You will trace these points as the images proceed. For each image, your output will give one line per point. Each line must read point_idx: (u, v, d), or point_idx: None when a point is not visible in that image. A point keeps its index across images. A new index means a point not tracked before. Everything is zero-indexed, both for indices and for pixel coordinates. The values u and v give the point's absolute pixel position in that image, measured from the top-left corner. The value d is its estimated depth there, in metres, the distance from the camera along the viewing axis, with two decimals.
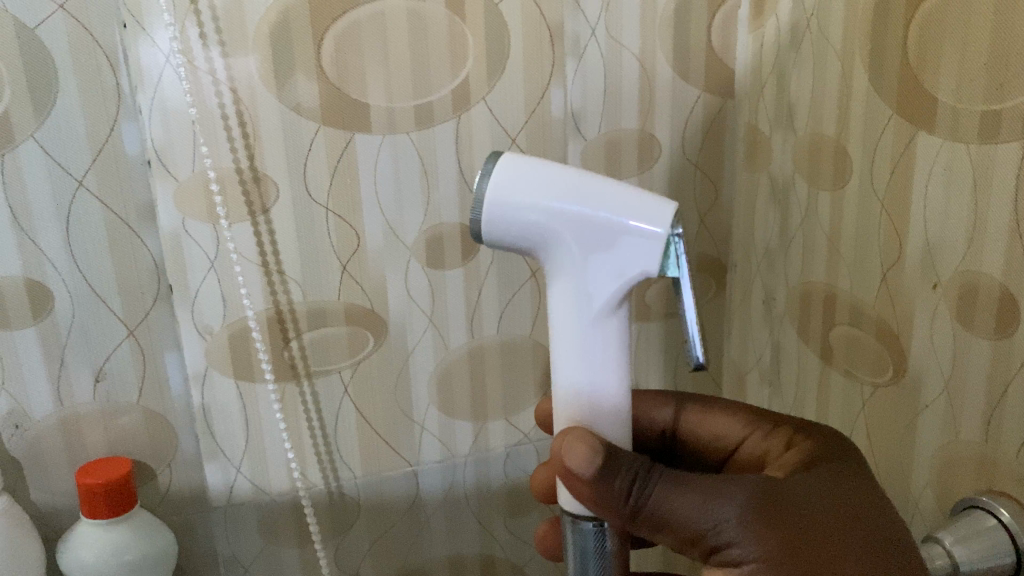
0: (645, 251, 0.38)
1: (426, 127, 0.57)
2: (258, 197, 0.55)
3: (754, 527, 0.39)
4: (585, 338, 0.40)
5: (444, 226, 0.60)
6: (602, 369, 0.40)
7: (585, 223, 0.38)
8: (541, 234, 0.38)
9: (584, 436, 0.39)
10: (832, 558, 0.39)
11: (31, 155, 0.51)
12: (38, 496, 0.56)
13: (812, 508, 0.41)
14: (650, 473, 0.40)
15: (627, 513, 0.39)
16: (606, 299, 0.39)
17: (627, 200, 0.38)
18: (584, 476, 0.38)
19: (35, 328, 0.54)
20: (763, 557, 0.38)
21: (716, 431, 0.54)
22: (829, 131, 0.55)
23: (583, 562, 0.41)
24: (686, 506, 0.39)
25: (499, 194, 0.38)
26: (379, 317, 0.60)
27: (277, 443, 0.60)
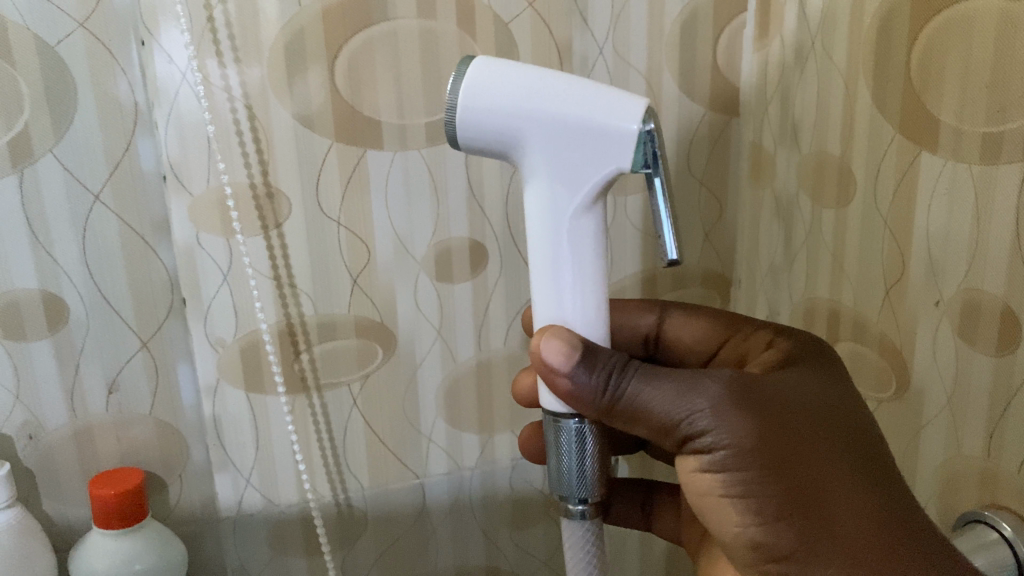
0: (618, 147, 0.37)
1: (437, 143, 0.58)
2: (271, 211, 0.56)
3: (732, 420, 0.39)
4: (559, 241, 0.39)
5: (453, 240, 0.61)
6: (578, 271, 0.39)
7: (556, 119, 0.37)
8: (515, 134, 0.38)
9: (561, 336, 0.39)
10: (806, 456, 0.39)
11: (49, 169, 0.52)
12: (50, 505, 0.57)
13: (788, 405, 0.41)
14: (627, 368, 0.40)
15: (602, 404, 0.40)
16: (580, 199, 0.38)
17: (599, 97, 0.37)
18: (563, 372, 0.39)
19: (50, 339, 0.54)
20: (736, 444, 0.39)
21: (698, 336, 0.53)
22: (833, 149, 0.56)
23: (564, 461, 0.41)
24: (660, 397, 0.39)
25: (471, 94, 0.37)
26: (388, 329, 0.61)
27: (287, 454, 0.61)
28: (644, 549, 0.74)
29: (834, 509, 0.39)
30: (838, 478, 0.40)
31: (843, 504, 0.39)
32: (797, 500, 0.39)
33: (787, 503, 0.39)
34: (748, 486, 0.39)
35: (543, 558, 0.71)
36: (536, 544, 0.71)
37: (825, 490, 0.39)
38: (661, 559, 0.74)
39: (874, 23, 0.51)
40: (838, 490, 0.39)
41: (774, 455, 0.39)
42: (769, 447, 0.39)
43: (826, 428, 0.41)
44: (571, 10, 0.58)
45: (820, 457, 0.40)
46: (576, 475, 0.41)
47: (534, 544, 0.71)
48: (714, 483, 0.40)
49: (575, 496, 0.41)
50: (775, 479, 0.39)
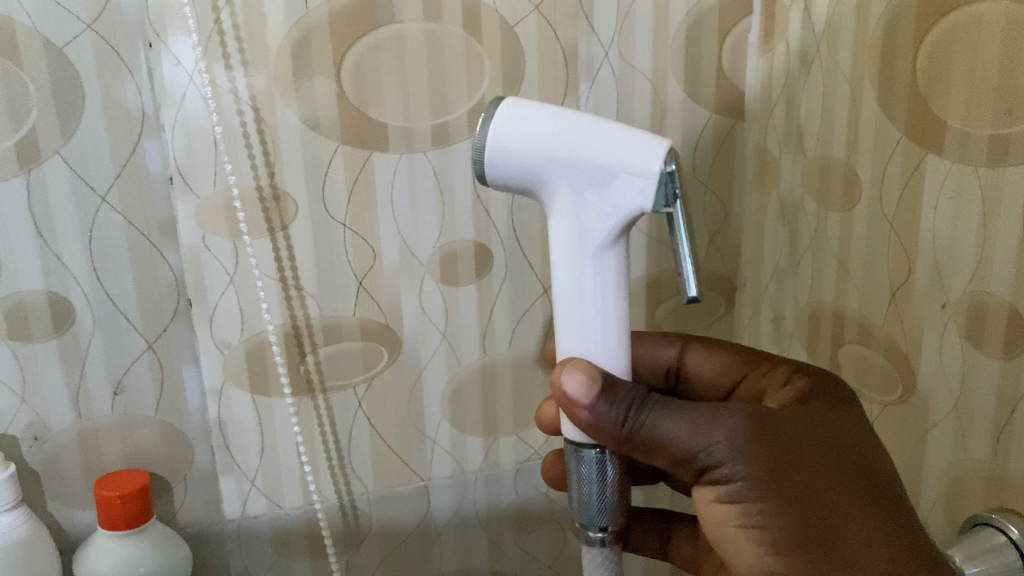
0: (640, 186, 0.38)
1: (443, 147, 0.58)
2: (277, 214, 0.56)
3: (747, 453, 0.40)
4: (583, 276, 0.40)
5: (458, 243, 0.61)
6: (600, 306, 0.40)
7: (582, 159, 0.38)
8: (541, 172, 0.39)
9: (582, 368, 0.40)
10: (820, 490, 0.40)
11: (56, 171, 0.52)
12: (55, 507, 0.57)
13: (802, 439, 0.42)
14: (647, 400, 0.41)
15: (621, 436, 0.41)
16: (603, 236, 0.39)
17: (623, 137, 0.38)
18: (583, 404, 0.39)
19: (56, 340, 0.54)
20: (750, 476, 0.40)
21: (716, 372, 0.54)
22: (839, 154, 0.56)
23: (585, 489, 0.42)
24: (679, 429, 0.40)
25: (499, 134, 0.38)
26: (393, 333, 0.61)
27: (291, 457, 0.61)
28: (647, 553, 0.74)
29: (847, 538, 0.40)
30: (851, 510, 0.40)
31: (853, 534, 0.40)
32: (809, 530, 0.39)
33: (801, 534, 0.39)
34: (763, 518, 0.40)
35: (546, 561, 0.71)
36: (539, 549, 0.71)
37: (838, 521, 0.40)
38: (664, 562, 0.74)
39: (880, 27, 0.51)
40: (851, 520, 0.40)
41: (787, 487, 0.40)
42: (783, 480, 0.40)
43: (840, 460, 0.42)
44: (577, 13, 0.58)
45: (833, 492, 0.40)
46: (596, 504, 0.42)
47: (538, 548, 0.71)
48: (729, 514, 0.41)
49: (596, 523, 0.42)
50: (788, 512, 0.40)
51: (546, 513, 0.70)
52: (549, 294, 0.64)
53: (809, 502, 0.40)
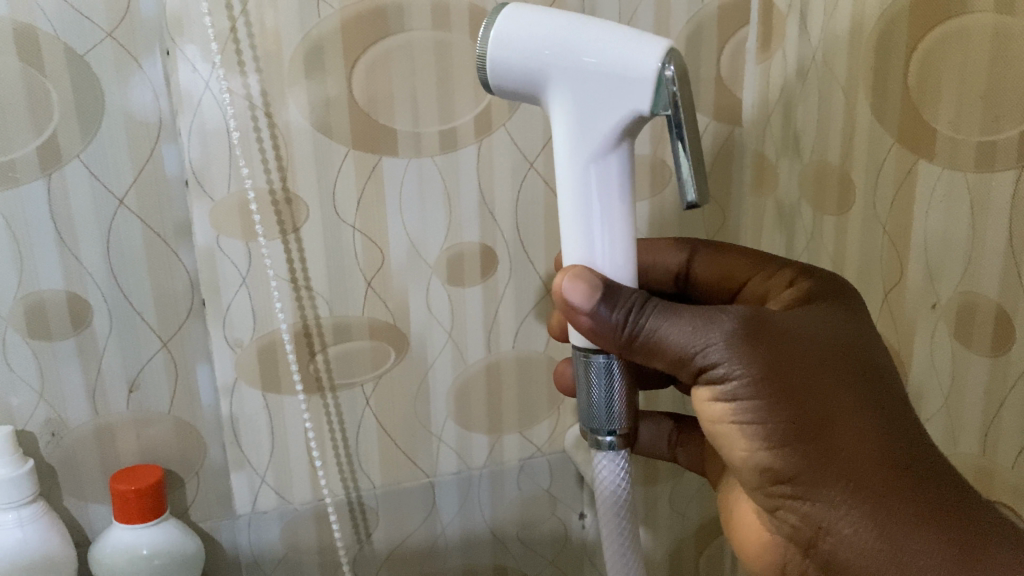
0: (636, 89, 0.37)
1: (451, 151, 0.60)
2: (289, 216, 0.58)
3: (743, 353, 0.40)
4: (585, 183, 0.40)
5: (464, 245, 0.63)
6: (599, 210, 0.40)
7: (580, 64, 0.38)
8: (542, 78, 0.39)
9: (585, 271, 0.40)
10: (818, 388, 0.41)
11: (76, 174, 0.53)
12: (71, 501, 0.58)
13: (798, 339, 0.42)
14: (646, 305, 0.41)
15: (623, 340, 0.41)
16: (602, 142, 0.39)
17: (619, 39, 0.38)
18: (584, 310, 0.40)
19: (74, 339, 0.56)
20: (747, 375, 0.40)
21: (723, 275, 0.54)
22: (834, 158, 0.58)
23: (593, 396, 0.43)
24: (678, 332, 0.40)
25: (500, 41, 0.39)
26: (401, 331, 0.63)
27: (301, 452, 0.63)
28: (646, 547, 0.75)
29: (841, 438, 0.40)
30: (846, 411, 0.41)
31: (848, 431, 0.40)
32: (804, 430, 0.40)
33: (798, 430, 0.40)
34: (758, 418, 0.40)
35: (548, 557, 0.73)
36: (542, 543, 0.72)
37: (832, 421, 0.40)
38: (664, 557, 0.76)
39: (873, 37, 0.53)
40: (845, 418, 0.41)
41: (783, 387, 0.40)
42: (779, 381, 0.40)
43: (838, 362, 0.42)
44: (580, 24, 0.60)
45: (830, 390, 0.41)
46: (604, 407, 0.43)
47: (540, 542, 0.72)
48: (727, 412, 0.41)
49: (604, 427, 0.43)
50: (786, 410, 0.40)
51: (548, 508, 0.72)
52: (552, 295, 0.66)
53: (804, 404, 0.40)
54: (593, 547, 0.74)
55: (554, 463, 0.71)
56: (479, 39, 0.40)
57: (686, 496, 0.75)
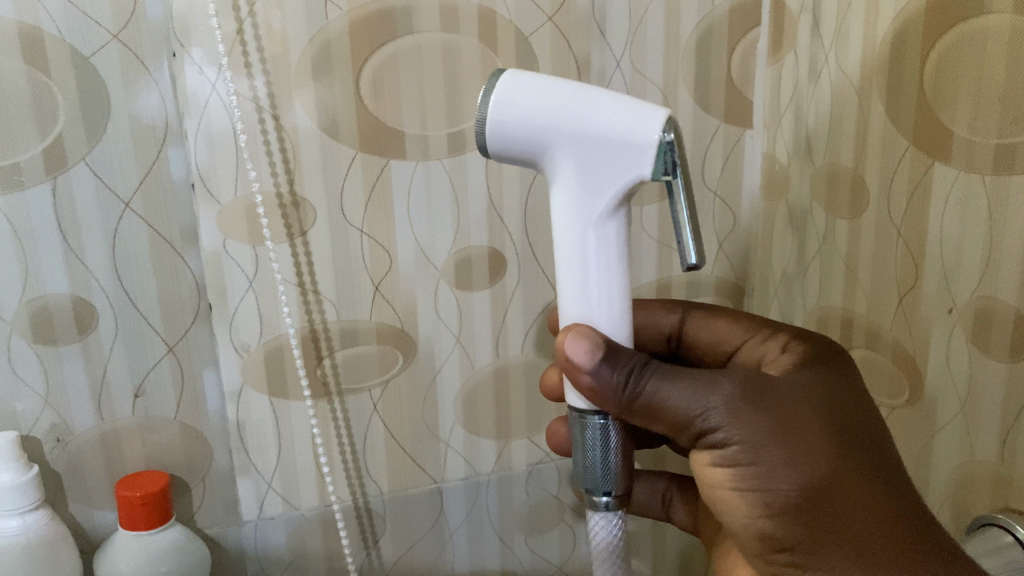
0: (640, 157, 0.37)
1: (458, 154, 0.59)
2: (297, 220, 0.57)
3: (742, 419, 0.40)
4: (585, 248, 0.40)
5: (472, 248, 0.62)
6: (601, 275, 0.40)
7: (583, 131, 0.38)
8: (543, 145, 0.39)
9: (585, 334, 0.40)
10: (819, 455, 0.40)
11: (82, 177, 0.53)
12: (77, 508, 0.58)
13: (799, 404, 0.42)
14: (646, 367, 0.40)
15: (622, 402, 0.40)
16: (602, 206, 0.39)
17: (622, 108, 0.38)
18: (586, 369, 0.39)
19: (79, 343, 0.55)
20: (746, 440, 0.40)
21: (719, 339, 0.53)
22: (847, 162, 0.57)
23: (589, 456, 0.42)
24: (678, 394, 0.40)
25: (501, 106, 0.38)
26: (408, 336, 0.62)
27: (307, 458, 0.62)
28: (655, 553, 0.75)
29: (841, 506, 0.40)
30: (847, 481, 0.41)
31: (849, 499, 0.40)
32: (804, 497, 0.40)
33: (798, 498, 0.40)
34: (759, 484, 0.40)
35: (556, 563, 0.72)
36: (550, 550, 0.72)
37: (834, 490, 0.40)
38: (672, 564, 0.76)
39: (887, 37, 0.52)
40: (847, 488, 0.40)
41: (785, 453, 0.40)
42: (781, 448, 0.40)
43: (837, 427, 0.42)
44: (590, 24, 0.60)
45: (830, 456, 0.41)
46: (601, 467, 0.42)
47: (549, 549, 0.72)
48: (727, 476, 0.41)
49: (600, 488, 0.42)
50: (786, 477, 0.40)
51: (556, 514, 0.71)
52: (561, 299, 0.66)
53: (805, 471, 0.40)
54: None
55: (563, 469, 0.70)
56: (478, 106, 0.38)
57: None
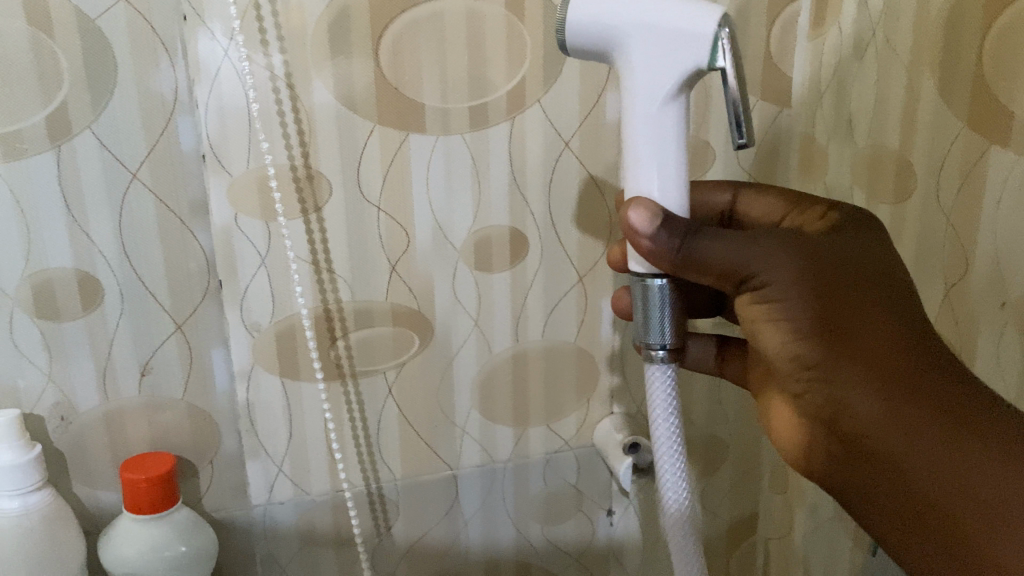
0: (697, 45, 0.37)
1: (481, 129, 0.57)
2: (311, 195, 0.55)
3: (779, 259, 0.41)
4: (644, 132, 0.40)
5: (493, 228, 0.59)
6: (659, 158, 0.40)
7: (647, 24, 0.38)
8: (611, 37, 0.40)
9: (645, 202, 0.40)
10: (846, 289, 0.41)
11: (87, 145, 0.50)
12: (80, 489, 0.56)
13: (833, 250, 0.42)
14: (699, 229, 0.41)
15: (677, 261, 0.40)
16: (661, 95, 0.39)
17: (683, 4, 0.38)
18: (645, 234, 0.40)
19: (83, 319, 0.53)
20: (779, 279, 0.41)
21: (767, 215, 0.51)
22: (892, 144, 0.54)
23: (650, 315, 0.42)
24: (723, 248, 0.41)
25: (579, 4, 0.40)
26: (425, 318, 0.60)
27: (319, 441, 0.60)
28: None
29: (868, 337, 0.40)
30: (875, 314, 0.41)
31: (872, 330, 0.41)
32: (827, 325, 0.41)
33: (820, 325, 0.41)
34: (788, 315, 0.42)
35: (573, 554, 0.70)
36: (567, 540, 0.70)
37: (858, 322, 0.41)
38: None
39: (942, 11, 0.49)
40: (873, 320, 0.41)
41: (811, 288, 0.41)
42: (809, 285, 0.41)
43: (870, 273, 0.42)
44: None
45: (858, 294, 0.41)
46: (661, 324, 0.42)
47: (566, 539, 0.69)
48: (764, 317, 0.42)
49: (659, 343, 0.42)
50: (811, 307, 0.41)
51: (574, 504, 0.69)
52: (584, 283, 0.63)
53: (836, 306, 0.41)
54: (619, 545, 0.71)
55: (582, 458, 0.68)
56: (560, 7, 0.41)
57: (716, 495, 0.72)
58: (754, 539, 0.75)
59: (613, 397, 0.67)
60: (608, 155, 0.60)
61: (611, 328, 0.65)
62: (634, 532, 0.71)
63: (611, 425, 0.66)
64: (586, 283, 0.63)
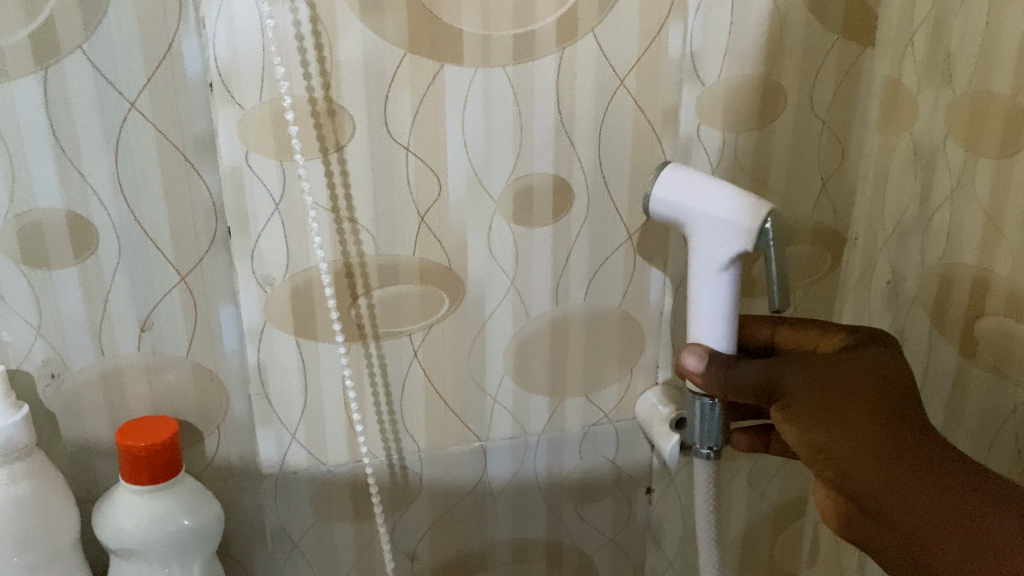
0: (742, 234, 0.44)
1: (526, 62, 0.50)
2: (332, 133, 0.48)
3: (797, 373, 0.46)
4: (700, 293, 0.47)
5: (535, 177, 0.53)
6: (711, 316, 0.47)
7: (706, 214, 0.45)
8: (679, 219, 0.47)
9: (697, 346, 0.47)
10: (849, 394, 0.45)
11: (79, 70, 0.44)
12: (74, 455, 0.51)
13: (840, 367, 0.46)
14: (736, 362, 0.47)
15: (725, 388, 0.46)
16: (713, 267, 0.46)
17: (734, 199, 0.45)
18: (696, 372, 0.46)
19: (76, 267, 0.47)
20: (797, 390, 0.46)
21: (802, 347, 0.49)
22: (1000, 89, 0.47)
23: (702, 423, 0.49)
24: (749, 373, 0.46)
25: (656, 190, 0.47)
26: (456, 275, 0.54)
27: (337, 408, 0.54)
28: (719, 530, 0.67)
29: (866, 424, 0.44)
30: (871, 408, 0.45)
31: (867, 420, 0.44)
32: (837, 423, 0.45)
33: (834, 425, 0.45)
34: (811, 422, 0.45)
35: (607, 534, 0.65)
36: (602, 520, 0.64)
37: (858, 416, 0.45)
38: (735, 541, 0.68)
39: None
40: (869, 413, 0.45)
41: (821, 395, 0.46)
42: (819, 392, 0.46)
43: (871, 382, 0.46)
44: None
45: (862, 396, 0.45)
46: (709, 429, 0.49)
47: (601, 519, 0.64)
48: (793, 427, 0.46)
49: (705, 443, 0.50)
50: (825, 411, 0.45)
51: (611, 482, 0.63)
52: (634, 241, 0.56)
53: (845, 404, 0.45)
54: (657, 525, 0.66)
55: (621, 433, 0.62)
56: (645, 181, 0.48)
57: (765, 476, 0.66)
58: (802, 522, 0.69)
59: (659, 368, 0.61)
60: (667, 97, 0.53)
61: (660, 293, 0.59)
62: (673, 512, 0.66)
63: (655, 399, 0.60)
64: (635, 242, 0.56)
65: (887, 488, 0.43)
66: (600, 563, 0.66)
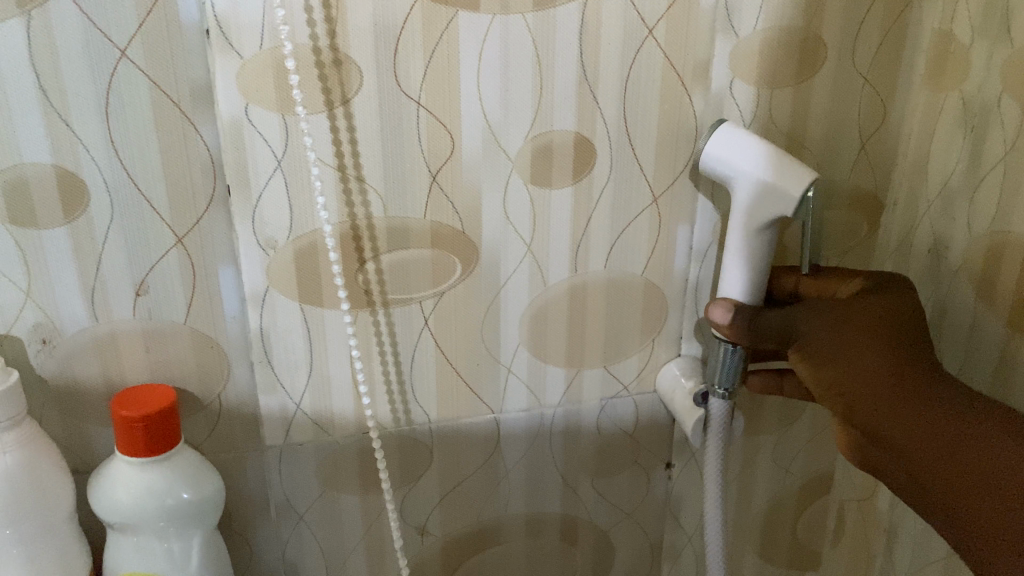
0: (786, 201, 0.47)
1: (546, 9, 0.46)
2: (338, 84, 0.45)
3: (814, 317, 0.49)
4: (735, 251, 0.49)
5: (555, 135, 0.49)
6: (744, 271, 0.49)
7: (755, 177, 0.47)
8: (728, 177, 0.49)
9: (725, 299, 0.50)
10: (856, 335, 0.47)
11: (64, 13, 0.41)
12: (68, 423, 0.49)
13: (854, 310, 0.48)
14: (760, 310, 0.50)
15: (749, 335, 0.49)
16: (750, 227, 0.48)
17: (783, 167, 0.47)
18: (723, 321, 0.49)
19: (66, 227, 0.45)
20: (811, 333, 0.48)
21: (821, 293, 0.52)
22: None
23: (721, 364, 0.52)
24: (772, 317, 0.49)
25: (712, 149, 0.49)
26: (470, 239, 0.51)
27: (344, 377, 0.52)
28: (740, 505, 0.64)
29: (869, 362, 0.47)
30: (875, 351, 0.47)
31: (871, 360, 0.47)
32: (844, 361, 0.47)
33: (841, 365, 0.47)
34: (823, 360, 0.48)
35: (625, 509, 0.62)
36: (620, 494, 0.62)
37: (863, 355, 0.47)
38: (758, 517, 0.65)
39: None
40: (874, 353, 0.47)
41: (833, 338, 0.48)
42: (829, 335, 0.48)
43: (881, 324, 0.48)
44: None
45: (867, 337, 0.47)
46: (727, 372, 0.52)
47: (619, 493, 0.62)
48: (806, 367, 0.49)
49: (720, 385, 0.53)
50: (834, 352, 0.48)
51: (630, 455, 0.61)
52: (659, 204, 0.53)
53: (852, 343, 0.47)
54: (677, 500, 0.63)
55: (642, 404, 0.59)
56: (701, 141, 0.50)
57: (791, 450, 0.64)
58: (827, 498, 0.66)
59: (682, 338, 0.58)
60: (698, 49, 0.49)
61: (685, 259, 0.56)
62: (694, 487, 0.63)
63: (678, 369, 0.57)
64: (660, 204, 0.53)
65: (892, 423, 0.46)
66: (616, 538, 0.63)
